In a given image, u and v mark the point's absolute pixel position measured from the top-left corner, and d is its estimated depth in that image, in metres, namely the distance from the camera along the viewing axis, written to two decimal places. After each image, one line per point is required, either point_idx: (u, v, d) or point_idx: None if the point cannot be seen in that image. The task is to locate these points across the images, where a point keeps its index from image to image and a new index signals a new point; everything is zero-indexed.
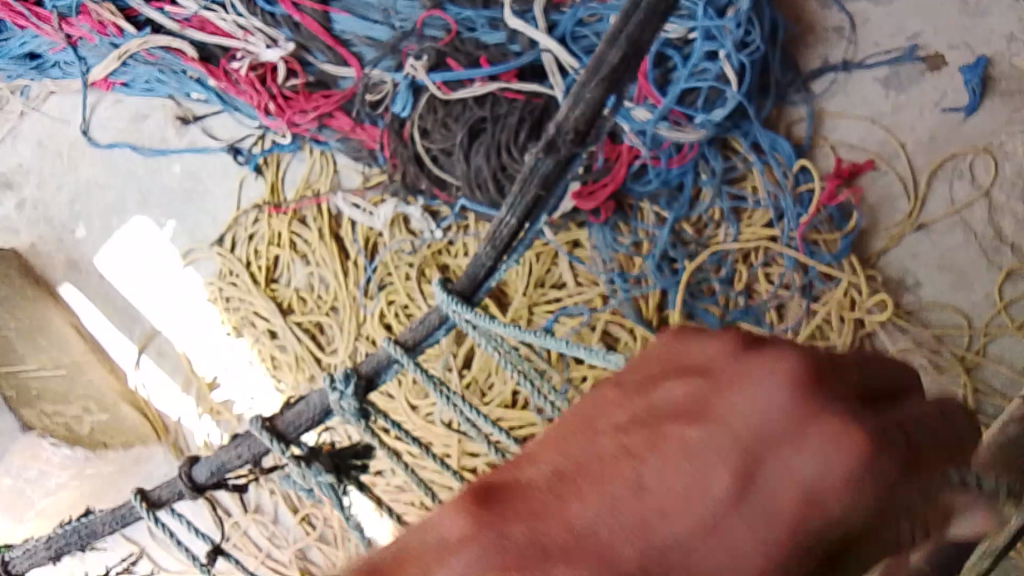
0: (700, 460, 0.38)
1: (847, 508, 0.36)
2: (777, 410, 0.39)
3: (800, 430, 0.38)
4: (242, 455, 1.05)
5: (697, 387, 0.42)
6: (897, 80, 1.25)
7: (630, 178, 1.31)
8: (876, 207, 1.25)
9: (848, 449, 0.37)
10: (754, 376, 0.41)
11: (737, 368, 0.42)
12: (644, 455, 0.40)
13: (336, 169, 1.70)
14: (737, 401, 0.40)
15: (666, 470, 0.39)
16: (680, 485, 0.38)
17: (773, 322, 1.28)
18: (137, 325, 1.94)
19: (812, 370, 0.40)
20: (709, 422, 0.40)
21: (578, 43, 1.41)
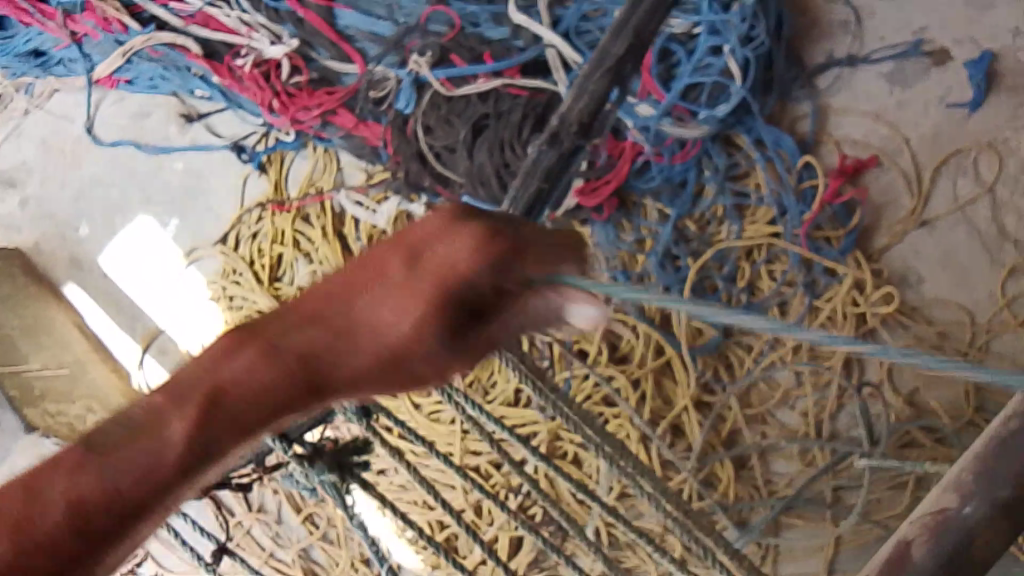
0: (379, 285, 0.53)
1: (465, 281, 0.52)
2: (452, 257, 0.53)
3: (454, 258, 0.52)
4: (244, 451, 1.02)
5: (385, 252, 0.55)
6: (902, 75, 1.25)
7: (633, 175, 1.31)
8: (879, 203, 1.25)
9: (472, 257, 0.52)
10: (430, 240, 0.54)
11: (415, 237, 0.54)
12: (353, 297, 0.53)
13: (338, 167, 1.70)
14: (423, 250, 0.54)
15: (371, 310, 0.53)
16: (375, 319, 0.53)
17: (776, 320, 1.27)
18: (140, 323, 1.95)
19: (465, 221, 0.54)
20: (399, 281, 0.53)
21: (582, 38, 1.40)
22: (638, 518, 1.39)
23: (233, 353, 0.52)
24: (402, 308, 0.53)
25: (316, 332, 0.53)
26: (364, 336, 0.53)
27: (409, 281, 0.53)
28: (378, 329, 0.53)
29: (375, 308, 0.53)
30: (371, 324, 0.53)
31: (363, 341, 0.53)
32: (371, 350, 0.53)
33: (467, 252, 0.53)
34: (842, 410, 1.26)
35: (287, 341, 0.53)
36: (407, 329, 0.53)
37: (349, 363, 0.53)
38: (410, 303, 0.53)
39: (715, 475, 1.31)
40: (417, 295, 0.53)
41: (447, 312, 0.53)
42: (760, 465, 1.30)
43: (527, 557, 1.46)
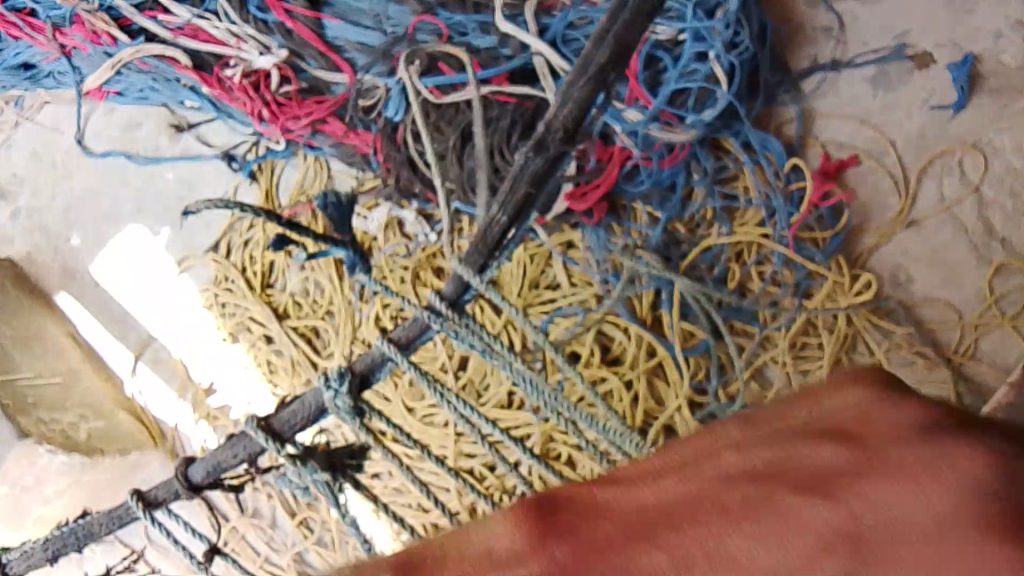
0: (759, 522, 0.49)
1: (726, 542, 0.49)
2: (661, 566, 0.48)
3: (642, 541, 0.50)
4: (237, 454, 1.03)
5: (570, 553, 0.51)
6: (885, 79, 1.26)
7: (622, 179, 1.31)
8: (866, 202, 1.26)
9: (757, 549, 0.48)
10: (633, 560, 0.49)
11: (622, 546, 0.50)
12: (671, 529, 0.50)
13: (330, 175, 1.71)
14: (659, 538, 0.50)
15: (708, 499, 0.52)
16: (698, 504, 0.51)
17: (765, 321, 1.28)
18: (133, 332, 1.95)
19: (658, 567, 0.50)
20: (719, 499, 0.51)
21: (569, 45, 1.42)
22: None
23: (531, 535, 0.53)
24: (835, 457, 0.51)
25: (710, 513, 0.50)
26: (710, 501, 0.51)
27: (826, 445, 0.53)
28: (790, 493, 0.50)
29: (809, 487, 0.50)
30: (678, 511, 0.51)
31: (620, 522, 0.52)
32: (741, 498, 0.51)
33: (860, 464, 0.50)
34: None
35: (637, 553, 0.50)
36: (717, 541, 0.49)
37: (677, 517, 0.51)
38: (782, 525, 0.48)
39: None
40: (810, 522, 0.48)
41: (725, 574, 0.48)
42: None
43: None
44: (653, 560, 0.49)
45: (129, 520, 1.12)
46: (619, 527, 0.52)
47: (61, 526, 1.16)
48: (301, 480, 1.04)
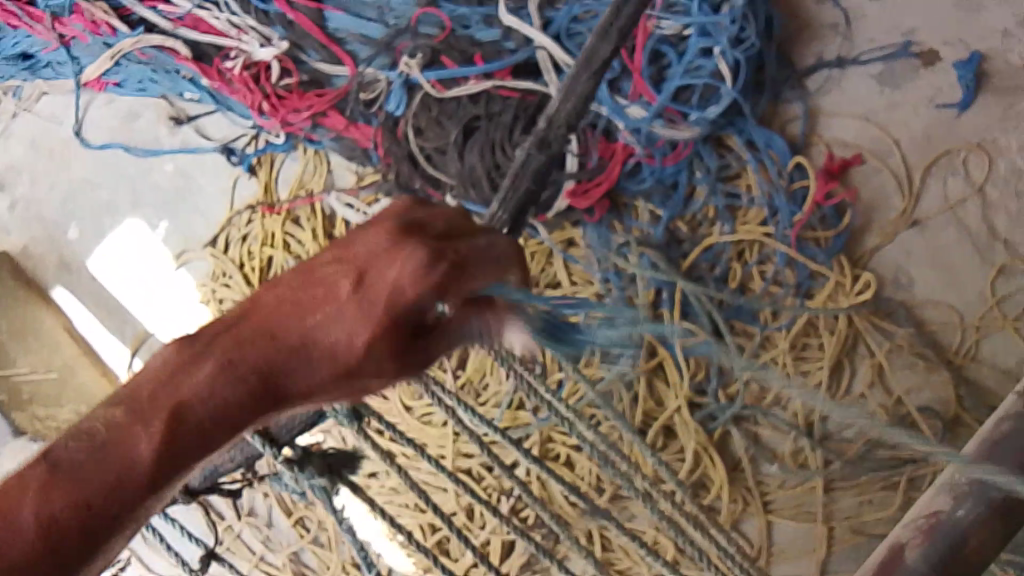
0: (334, 326, 0.50)
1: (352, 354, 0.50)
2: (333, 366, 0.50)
3: (303, 356, 0.49)
4: (233, 458, 1.00)
5: (271, 357, 0.49)
6: (892, 77, 1.25)
7: (624, 176, 1.31)
8: (869, 204, 1.25)
9: (361, 333, 0.50)
10: (307, 352, 0.49)
11: (287, 352, 0.49)
12: (276, 343, 0.49)
13: (329, 168, 1.70)
14: (302, 352, 0.49)
15: (284, 351, 0.49)
16: (288, 359, 0.49)
17: (767, 321, 1.27)
18: (129, 327, 1.94)
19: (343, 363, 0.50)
20: (303, 335, 0.49)
21: (573, 39, 1.40)
22: (631, 521, 1.38)
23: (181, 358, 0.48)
24: (350, 325, 0.50)
25: (277, 334, 0.50)
26: (329, 307, 0.50)
27: (338, 274, 0.51)
28: (312, 331, 0.50)
29: (331, 321, 0.50)
30: (290, 340, 0.49)
31: (193, 398, 0.48)
32: (327, 362, 0.50)
33: (410, 281, 0.50)
34: (834, 412, 1.26)
35: (290, 350, 0.49)
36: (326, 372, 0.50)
37: (268, 359, 0.49)
38: (358, 323, 0.50)
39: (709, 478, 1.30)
40: (348, 360, 0.50)
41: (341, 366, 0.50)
42: (751, 467, 1.29)
43: (518, 559, 1.46)
44: (290, 373, 0.49)
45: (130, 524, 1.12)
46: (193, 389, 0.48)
47: None
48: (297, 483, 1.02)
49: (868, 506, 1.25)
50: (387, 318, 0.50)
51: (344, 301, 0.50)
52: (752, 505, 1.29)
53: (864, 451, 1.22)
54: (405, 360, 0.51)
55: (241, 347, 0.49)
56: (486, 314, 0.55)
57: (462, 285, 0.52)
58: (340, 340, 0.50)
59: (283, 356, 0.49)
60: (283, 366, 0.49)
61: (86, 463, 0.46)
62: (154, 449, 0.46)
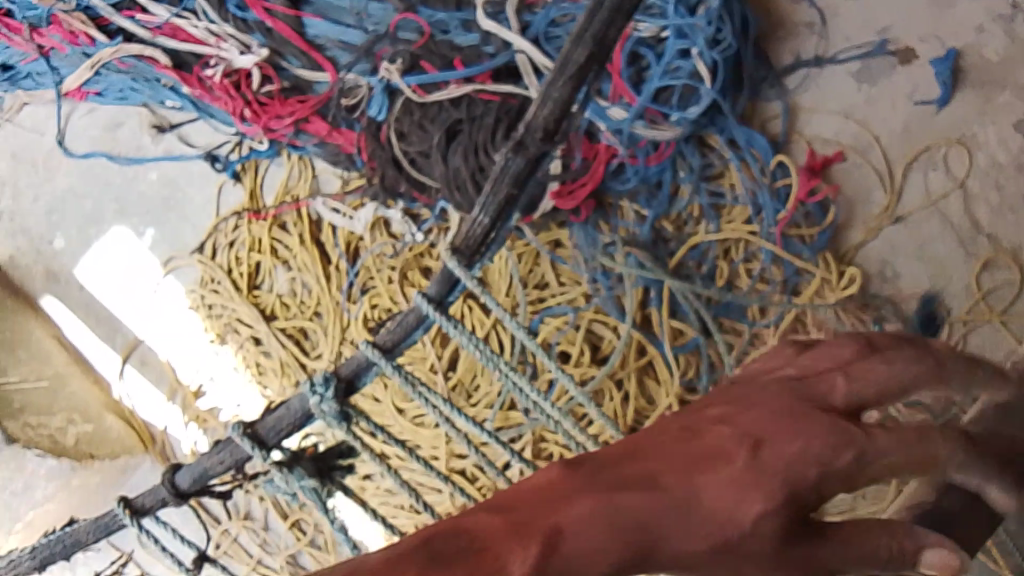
0: (730, 490, 0.45)
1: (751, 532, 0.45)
2: (735, 528, 0.45)
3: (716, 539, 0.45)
4: (223, 461, 1.00)
5: (656, 506, 0.43)
6: (869, 74, 1.26)
7: (608, 177, 1.31)
8: (853, 198, 1.26)
9: (755, 512, 0.45)
10: (715, 493, 0.45)
11: (687, 497, 0.44)
12: (686, 474, 0.45)
13: (314, 174, 1.69)
14: (703, 508, 0.44)
15: (711, 521, 0.44)
16: (714, 531, 0.44)
17: (755, 318, 1.29)
18: (120, 336, 1.93)
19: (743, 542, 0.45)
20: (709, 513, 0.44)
21: (552, 43, 1.40)
22: None
23: (567, 473, 0.44)
24: (742, 504, 0.45)
25: (671, 478, 0.45)
26: (717, 465, 0.46)
27: (761, 477, 0.46)
28: (708, 511, 0.44)
29: (715, 506, 0.45)
30: (728, 522, 0.45)
31: (583, 542, 0.41)
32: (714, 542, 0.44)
33: (819, 448, 0.47)
34: None
35: (692, 497, 0.44)
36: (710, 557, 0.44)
37: (663, 541, 0.43)
38: (756, 486, 0.45)
39: None
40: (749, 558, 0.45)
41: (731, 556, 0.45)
42: None
43: None
44: (716, 503, 0.45)
45: (118, 528, 1.09)
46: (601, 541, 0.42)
47: (49, 534, 1.11)
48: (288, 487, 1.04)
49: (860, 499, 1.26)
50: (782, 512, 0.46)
51: (761, 495, 0.45)
52: None
53: None
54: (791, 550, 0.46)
55: (635, 481, 0.44)
56: (895, 544, 0.50)
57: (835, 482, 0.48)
58: (745, 514, 0.45)
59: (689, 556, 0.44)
60: (648, 543, 0.43)
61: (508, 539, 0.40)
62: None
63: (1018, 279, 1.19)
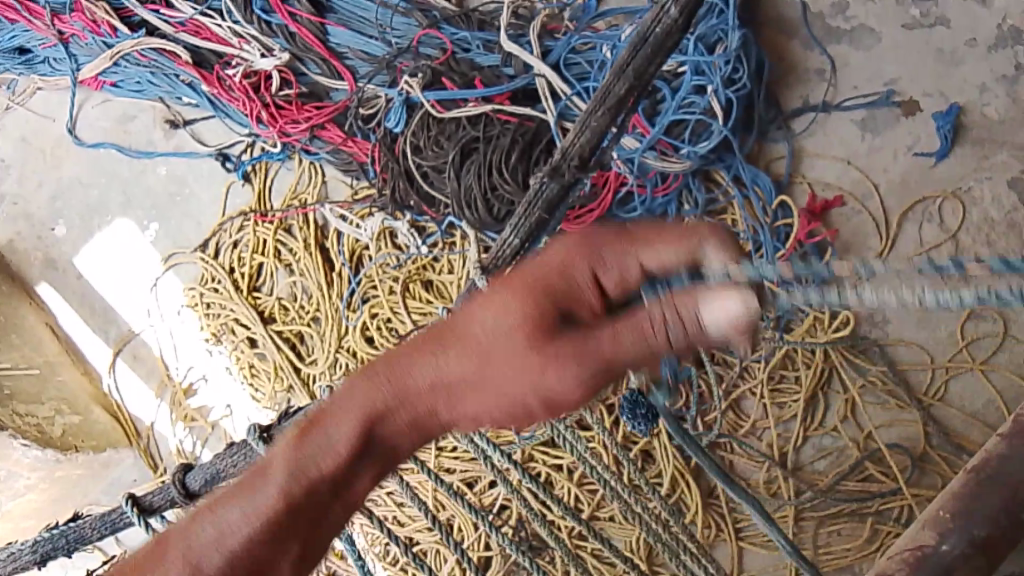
0: (495, 347, 0.46)
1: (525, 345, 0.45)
2: (512, 319, 0.46)
3: (546, 360, 0.45)
4: (236, 464, 0.91)
5: (466, 365, 0.46)
6: (873, 123, 1.31)
7: (615, 205, 1.34)
8: (850, 242, 1.31)
9: (511, 316, 0.46)
10: (499, 322, 0.47)
11: (531, 353, 0.45)
12: (527, 360, 0.45)
13: (324, 180, 1.72)
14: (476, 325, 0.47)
15: (456, 360, 0.46)
16: (456, 328, 0.47)
17: (746, 352, 1.32)
18: (114, 327, 1.93)
19: (539, 318, 0.46)
20: (547, 362, 0.45)
21: (571, 70, 1.44)
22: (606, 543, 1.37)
23: (536, 346, 0.45)
24: (502, 310, 0.46)
25: (426, 390, 0.46)
26: (502, 352, 0.46)
27: (508, 301, 0.46)
28: (470, 335, 0.46)
29: (502, 367, 0.46)
30: (502, 350, 0.46)
31: (447, 387, 0.46)
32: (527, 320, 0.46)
33: (582, 389, 0.46)
34: (806, 442, 1.31)
35: (494, 367, 0.46)
36: (519, 331, 0.45)
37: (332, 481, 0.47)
38: (578, 353, 0.45)
39: (683, 502, 1.34)
40: (511, 331, 0.46)
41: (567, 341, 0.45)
42: (724, 494, 1.33)
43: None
44: (562, 373, 0.45)
45: (123, 524, 1.01)
46: (372, 422, 0.47)
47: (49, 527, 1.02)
48: None
49: (836, 536, 1.31)
50: (548, 306, 0.46)
51: (547, 343, 0.45)
52: (724, 531, 1.33)
53: (835, 481, 1.28)
54: (552, 338, 0.45)
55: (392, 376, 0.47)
56: (660, 318, 0.45)
57: (607, 344, 0.45)
58: (511, 315, 0.46)
59: (534, 402, 0.46)
60: (505, 341, 0.46)
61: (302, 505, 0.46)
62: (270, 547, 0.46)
63: (1000, 332, 1.26)
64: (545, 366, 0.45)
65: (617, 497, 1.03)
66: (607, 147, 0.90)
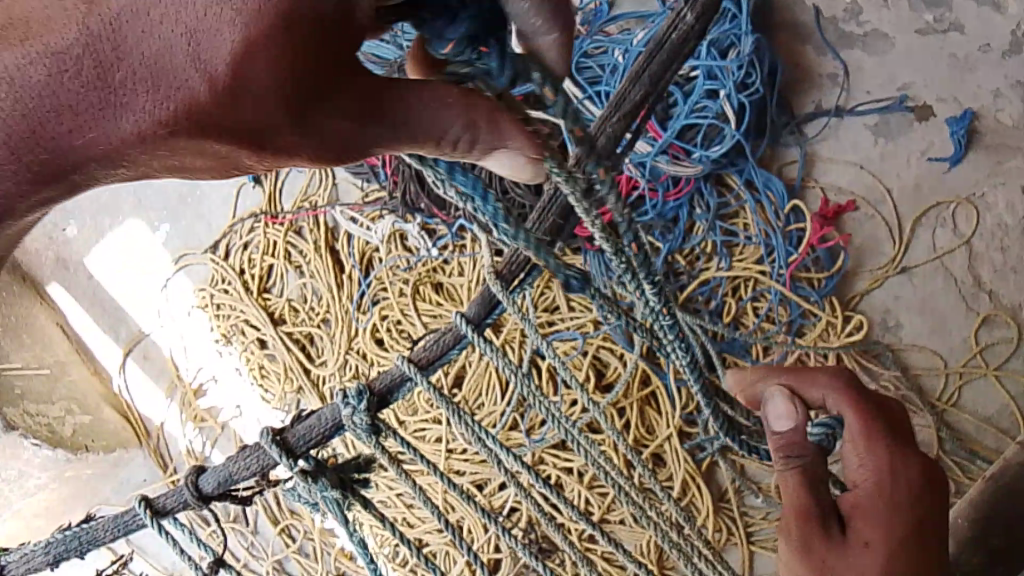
0: (233, 94, 0.38)
1: (254, 104, 0.39)
2: (257, 88, 0.38)
3: (297, 115, 0.40)
4: (250, 466, 0.91)
5: (170, 104, 0.38)
6: (886, 128, 1.31)
7: (627, 208, 1.35)
8: (862, 247, 1.31)
9: (259, 78, 0.38)
10: (253, 94, 0.38)
11: (264, 113, 0.39)
12: (246, 123, 0.39)
13: (334, 183, 1.72)
14: (237, 64, 0.38)
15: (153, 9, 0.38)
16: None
17: (758, 356, 1.33)
18: (124, 326, 1.94)
19: (288, 47, 0.38)
20: (247, 136, 0.40)
21: (582, 73, 1.44)
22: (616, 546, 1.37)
23: (274, 99, 0.39)
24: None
25: (111, 99, 0.39)
26: (240, 97, 0.38)
27: (243, 33, 0.37)
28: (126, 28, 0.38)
29: (237, 109, 0.39)
30: (226, 103, 0.38)
31: (137, 107, 0.38)
32: (271, 89, 0.38)
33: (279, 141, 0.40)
34: None
35: (210, 109, 0.38)
36: (250, 84, 0.38)
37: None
38: (329, 109, 0.41)
39: (696, 506, 1.34)
40: (209, 75, 0.37)
41: (287, 96, 0.39)
42: (736, 498, 1.33)
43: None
44: (281, 138, 0.40)
45: (136, 527, 0.99)
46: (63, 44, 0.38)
47: (64, 528, 1.02)
48: (309, 496, 0.92)
49: None
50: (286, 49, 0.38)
51: (281, 104, 0.39)
52: (735, 535, 1.33)
53: None
54: (277, 84, 0.39)
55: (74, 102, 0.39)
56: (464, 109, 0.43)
57: (331, 120, 0.41)
58: (260, 72, 0.38)
59: (221, 112, 0.38)
60: (265, 95, 0.39)
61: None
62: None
63: (1016, 338, 1.25)
64: (244, 49, 0.37)
65: (632, 502, 1.03)
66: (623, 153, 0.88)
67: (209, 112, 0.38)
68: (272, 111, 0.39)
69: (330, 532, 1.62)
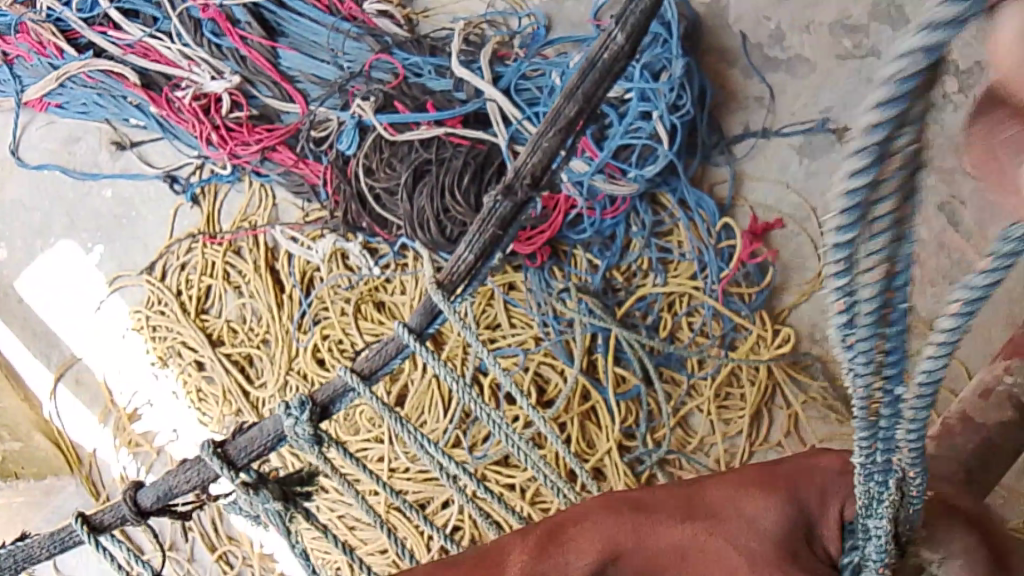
0: (734, 537, 0.57)
1: (760, 541, 0.56)
2: (765, 533, 0.57)
3: (780, 567, 0.55)
4: (189, 480, 0.90)
5: (696, 535, 0.57)
6: (810, 149, 1.37)
7: (566, 226, 1.37)
8: (790, 263, 1.37)
9: (761, 531, 0.57)
10: (743, 529, 0.57)
11: (730, 542, 0.57)
12: (699, 554, 0.57)
13: (274, 203, 1.71)
14: (723, 520, 0.58)
15: (730, 505, 0.59)
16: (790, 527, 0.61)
17: (694, 368, 1.37)
18: (56, 351, 1.87)
19: (786, 525, 0.57)
20: (707, 544, 0.57)
21: (521, 95, 1.46)
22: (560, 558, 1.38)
23: (762, 552, 0.56)
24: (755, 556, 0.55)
25: (670, 536, 0.57)
26: (720, 545, 0.56)
27: (765, 502, 0.59)
28: (732, 530, 0.57)
29: (730, 528, 0.57)
30: (722, 554, 0.56)
31: (707, 536, 0.57)
32: (760, 545, 0.56)
33: (759, 551, 0.56)
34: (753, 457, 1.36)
35: (688, 545, 0.57)
36: (753, 544, 0.56)
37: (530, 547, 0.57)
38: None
39: None
40: (758, 544, 0.56)
41: (791, 544, 0.57)
42: None
43: None
44: (713, 559, 0.56)
45: (74, 543, 0.95)
46: (708, 493, 0.60)
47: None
48: (250, 509, 0.90)
49: None
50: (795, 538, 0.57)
51: (767, 542, 0.56)
52: None
53: None
54: (771, 540, 0.56)
55: (680, 517, 0.58)
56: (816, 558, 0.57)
57: (796, 567, 0.55)
58: (763, 514, 0.58)
59: (708, 565, 0.56)
60: (752, 553, 0.56)
61: (588, 547, 0.57)
62: (525, 572, 0.56)
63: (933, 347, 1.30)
64: (755, 520, 0.58)
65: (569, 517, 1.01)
66: (556, 168, 0.89)
67: (690, 530, 0.58)
68: (763, 563, 0.55)
69: (270, 558, 1.61)
